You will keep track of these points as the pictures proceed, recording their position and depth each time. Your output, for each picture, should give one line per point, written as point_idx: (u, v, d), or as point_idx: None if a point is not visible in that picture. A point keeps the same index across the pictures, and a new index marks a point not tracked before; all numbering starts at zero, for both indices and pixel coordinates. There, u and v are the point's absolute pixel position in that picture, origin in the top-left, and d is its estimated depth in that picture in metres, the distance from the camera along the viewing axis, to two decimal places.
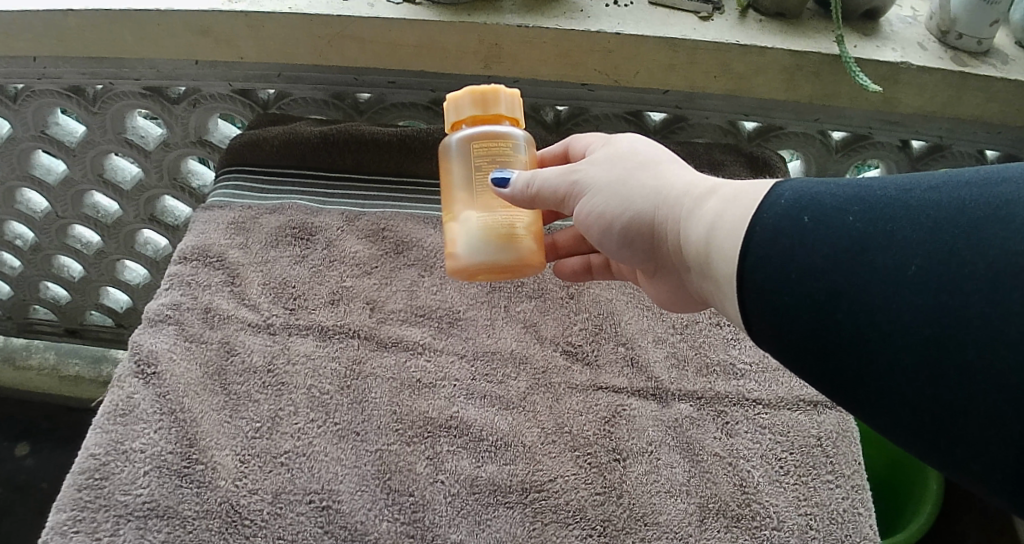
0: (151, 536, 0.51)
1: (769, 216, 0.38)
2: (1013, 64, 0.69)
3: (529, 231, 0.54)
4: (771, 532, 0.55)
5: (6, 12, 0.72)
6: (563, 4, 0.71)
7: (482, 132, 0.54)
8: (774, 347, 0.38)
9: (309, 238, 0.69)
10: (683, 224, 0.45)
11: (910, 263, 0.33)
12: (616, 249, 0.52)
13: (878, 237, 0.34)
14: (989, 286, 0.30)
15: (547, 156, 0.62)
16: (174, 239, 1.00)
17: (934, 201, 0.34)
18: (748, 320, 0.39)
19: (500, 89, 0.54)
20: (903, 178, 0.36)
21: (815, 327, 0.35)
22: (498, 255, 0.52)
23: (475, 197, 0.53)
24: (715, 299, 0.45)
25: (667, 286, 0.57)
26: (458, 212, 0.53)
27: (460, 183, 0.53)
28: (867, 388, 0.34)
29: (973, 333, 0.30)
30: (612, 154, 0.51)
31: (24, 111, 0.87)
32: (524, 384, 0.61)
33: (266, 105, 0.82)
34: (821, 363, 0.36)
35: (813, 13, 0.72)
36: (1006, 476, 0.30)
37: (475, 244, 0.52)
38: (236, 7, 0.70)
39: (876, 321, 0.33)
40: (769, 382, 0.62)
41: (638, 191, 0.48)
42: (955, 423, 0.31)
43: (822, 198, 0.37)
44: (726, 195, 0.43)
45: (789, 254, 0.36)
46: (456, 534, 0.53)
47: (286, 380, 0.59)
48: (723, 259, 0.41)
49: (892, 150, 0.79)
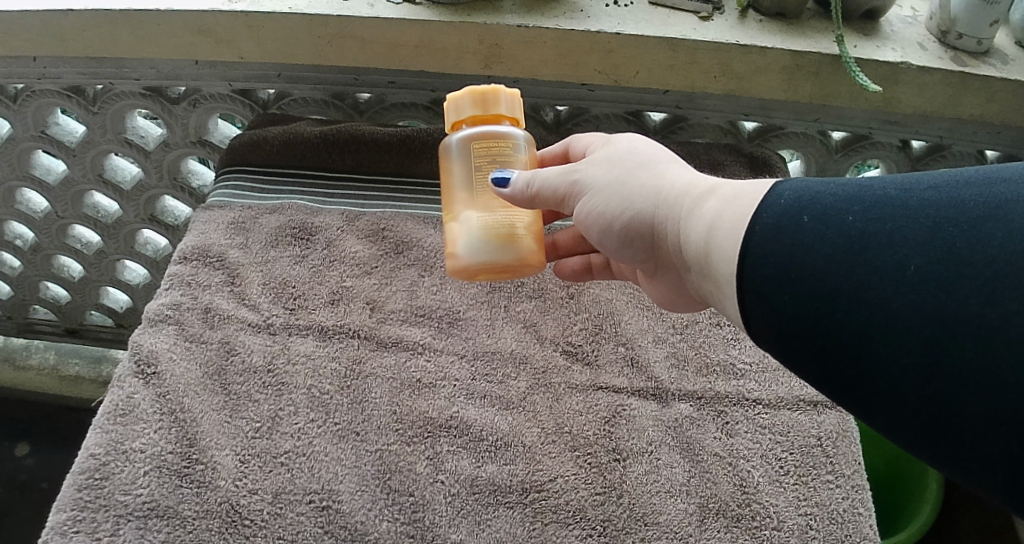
0: (151, 536, 0.51)
1: (768, 216, 0.38)
2: (1012, 64, 0.69)
3: (529, 231, 0.54)
4: (771, 532, 0.55)
5: (7, 12, 0.72)
6: (563, 4, 0.71)
7: (482, 133, 0.54)
8: (774, 347, 0.38)
9: (309, 238, 0.69)
10: (683, 224, 0.45)
11: (910, 263, 0.33)
12: (615, 249, 0.52)
13: (877, 237, 0.34)
14: (988, 285, 0.30)
15: (547, 156, 0.62)
16: (174, 239, 1.00)
17: (934, 201, 0.34)
18: (747, 320, 0.39)
19: (500, 88, 0.54)
20: (903, 178, 0.36)
21: (814, 326, 0.35)
22: (498, 255, 0.52)
23: (475, 198, 0.53)
24: (714, 299, 0.45)
25: (666, 286, 0.56)
26: (458, 212, 0.53)
27: (460, 183, 0.53)
28: (867, 387, 0.34)
29: (972, 332, 0.30)
30: (612, 154, 0.51)
31: (24, 111, 0.87)
32: (524, 384, 0.61)
33: (266, 105, 0.82)
34: (821, 363, 0.36)
35: (813, 14, 0.72)
36: (1005, 475, 0.30)
37: (475, 243, 0.52)
38: (236, 7, 0.70)
39: (875, 320, 0.33)
40: (769, 382, 0.62)
41: (637, 191, 0.48)
42: (954, 423, 0.31)
43: (822, 197, 0.37)
44: (725, 194, 0.43)
45: (788, 254, 0.36)
46: (456, 534, 0.53)
47: (286, 380, 0.59)
48: (723, 258, 0.41)
49: (892, 150, 0.79)
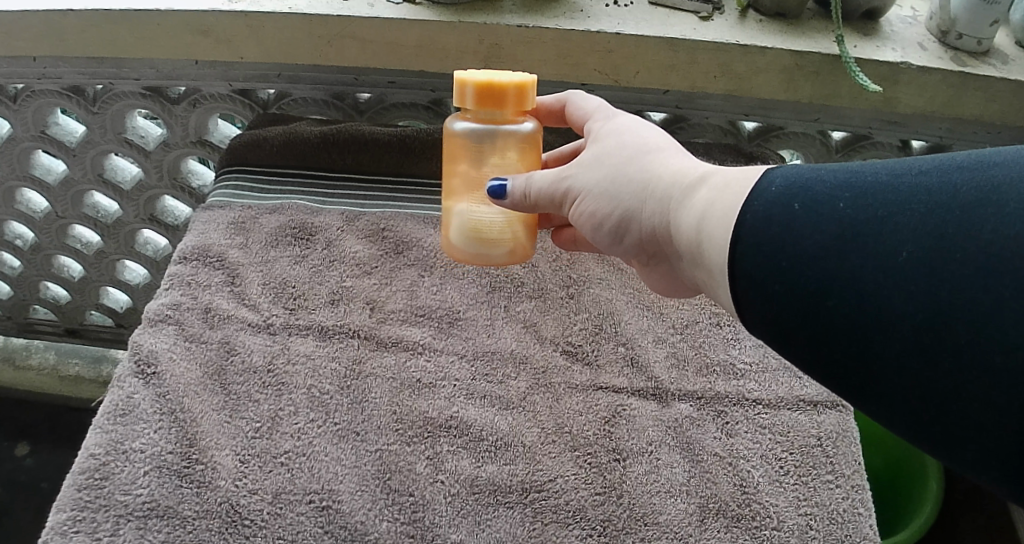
0: (151, 536, 0.51)
1: (760, 204, 0.38)
2: (1013, 64, 0.69)
3: (517, 226, 0.59)
4: (771, 532, 0.54)
5: (7, 12, 0.73)
6: (563, 4, 0.71)
7: (489, 129, 0.56)
8: (766, 334, 0.38)
9: (309, 238, 0.70)
10: (672, 218, 0.46)
11: (902, 249, 0.32)
12: (609, 246, 0.52)
13: (868, 223, 0.34)
14: (982, 270, 0.30)
15: (541, 104, 0.62)
16: (173, 239, 0.99)
17: (925, 185, 0.34)
18: (739, 307, 0.39)
19: (508, 83, 0.52)
20: (895, 163, 0.36)
21: (805, 312, 0.35)
22: (485, 250, 0.59)
23: (469, 195, 0.58)
24: (706, 288, 0.45)
25: (659, 275, 0.56)
26: (458, 202, 0.58)
27: (466, 175, 0.58)
28: (861, 373, 0.34)
29: (966, 318, 0.30)
30: (600, 149, 0.51)
31: (24, 110, 0.87)
32: (524, 383, 0.61)
33: (266, 105, 0.82)
34: (813, 351, 0.36)
35: (812, 13, 0.73)
36: (1001, 463, 0.30)
37: (465, 239, 0.59)
38: (236, 8, 0.70)
39: (867, 308, 0.33)
40: (769, 382, 0.63)
41: (624, 187, 0.48)
42: (950, 408, 0.31)
43: (813, 186, 0.37)
44: (716, 183, 0.43)
45: (780, 241, 0.36)
46: (456, 534, 0.52)
47: (286, 380, 0.59)
48: (713, 245, 0.41)
49: (892, 150, 0.79)
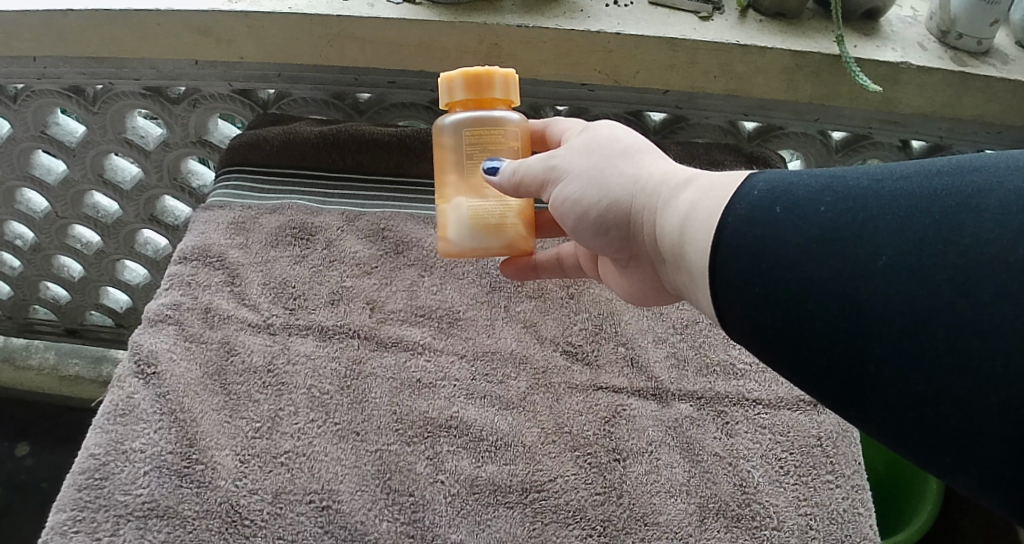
0: (151, 536, 0.51)
1: (742, 207, 0.38)
2: (1013, 64, 0.69)
3: (519, 218, 0.55)
4: (770, 532, 0.55)
5: (7, 12, 0.73)
6: (563, 4, 0.71)
7: (478, 118, 0.54)
8: (747, 337, 0.38)
9: (309, 238, 0.70)
10: (660, 215, 0.45)
11: (881, 253, 0.32)
12: (590, 237, 0.51)
13: (849, 227, 0.34)
14: (960, 274, 0.30)
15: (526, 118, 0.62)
16: (173, 239, 0.99)
17: (905, 190, 0.34)
18: (720, 310, 0.39)
19: (494, 70, 0.53)
20: (877, 168, 0.36)
21: (784, 316, 0.35)
22: (486, 243, 0.54)
23: (465, 185, 0.54)
24: (688, 290, 0.45)
25: (636, 279, 0.56)
26: (451, 196, 0.55)
27: (456, 167, 0.54)
28: (842, 377, 0.34)
29: (945, 320, 0.30)
30: (592, 137, 0.51)
31: (24, 111, 0.87)
32: (524, 384, 0.61)
33: (266, 105, 0.82)
34: (793, 354, 0.36)
35: (813, 13, 0.73)
36: (980, 468, 0.30)
37: (464, 231, 0.54)
38: (236, 7, 0.70)
39: (849, 312, 0.33)
40: (770, 382, 0.62)
41: (615, 177, 0.48)
42: (925, 411, 0.31)
43: (796, 189, 0.37)
44: (702, 186, 0.42)
45: (760, 245, 0.36)
46: (456, 534, 0.53)
47: (286, 380, 0.59)
48: (695, 248, 0.41)
49: (892, 150, 0.79)
